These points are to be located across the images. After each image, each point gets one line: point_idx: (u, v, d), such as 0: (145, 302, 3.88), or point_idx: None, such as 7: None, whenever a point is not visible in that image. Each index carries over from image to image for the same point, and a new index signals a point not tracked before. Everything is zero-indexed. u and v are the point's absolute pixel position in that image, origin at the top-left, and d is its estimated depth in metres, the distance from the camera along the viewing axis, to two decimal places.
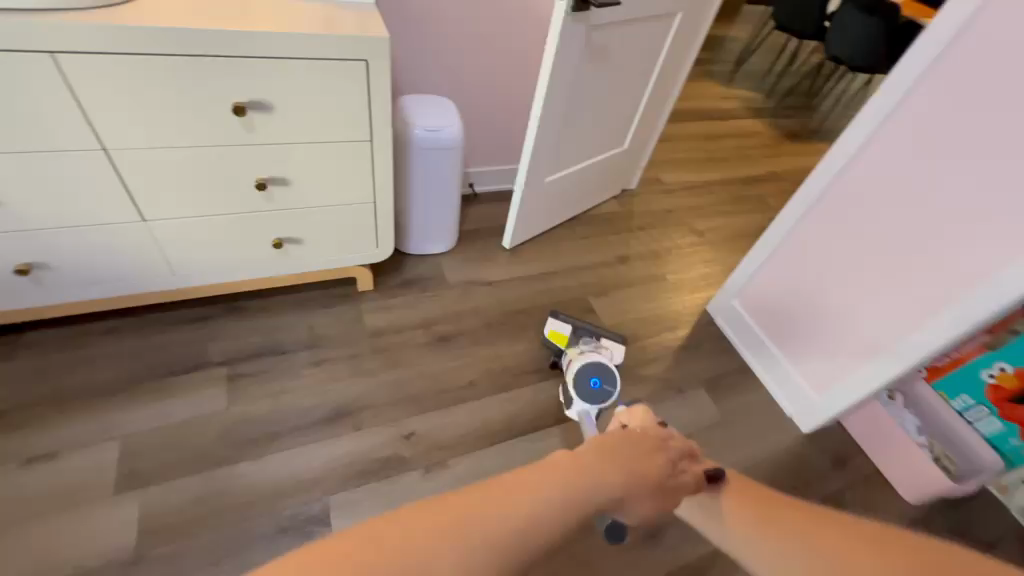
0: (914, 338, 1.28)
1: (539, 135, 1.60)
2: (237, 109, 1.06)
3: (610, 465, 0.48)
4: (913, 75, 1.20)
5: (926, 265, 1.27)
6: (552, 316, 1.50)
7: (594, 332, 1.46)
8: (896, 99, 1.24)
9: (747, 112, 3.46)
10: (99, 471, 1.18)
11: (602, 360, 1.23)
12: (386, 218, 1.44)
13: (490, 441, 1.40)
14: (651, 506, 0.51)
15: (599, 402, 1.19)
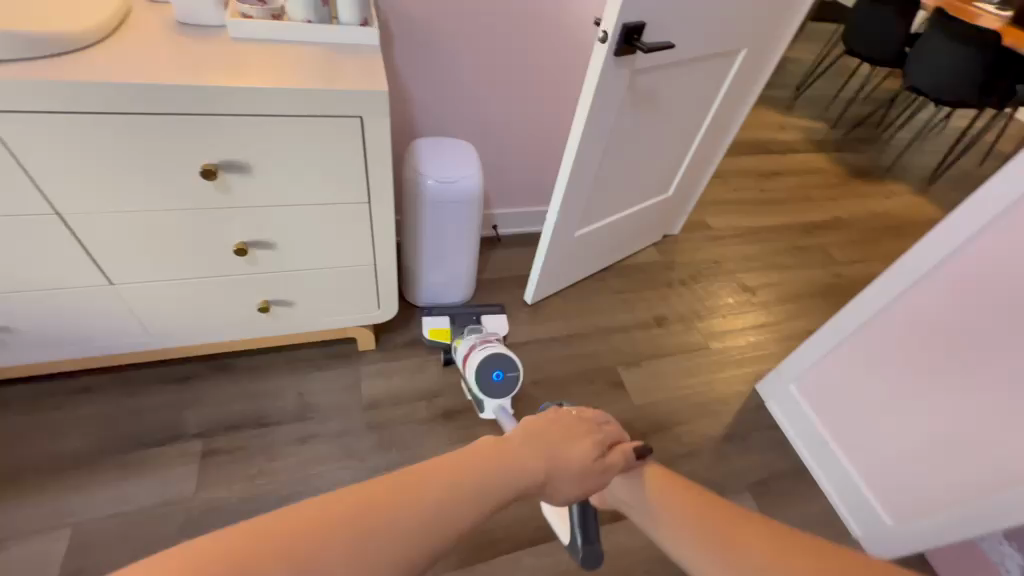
0: None
1: (570, 189, 1.38)
2: (207, 173, 0.90)
3: (539, 445, 0.54)
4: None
5: None
6: (427, 315, 1.55)
7: (469, 313, 1.58)
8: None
9: (809, 145, 3.12)
10: (44, 566, 1.05)
11: (502, 353, 1.29)
12: (387, 279, 1.26)
13: (491, 553, 1.20)
14: (576, 490, 0.56)
15: (505, 391, 1.30)
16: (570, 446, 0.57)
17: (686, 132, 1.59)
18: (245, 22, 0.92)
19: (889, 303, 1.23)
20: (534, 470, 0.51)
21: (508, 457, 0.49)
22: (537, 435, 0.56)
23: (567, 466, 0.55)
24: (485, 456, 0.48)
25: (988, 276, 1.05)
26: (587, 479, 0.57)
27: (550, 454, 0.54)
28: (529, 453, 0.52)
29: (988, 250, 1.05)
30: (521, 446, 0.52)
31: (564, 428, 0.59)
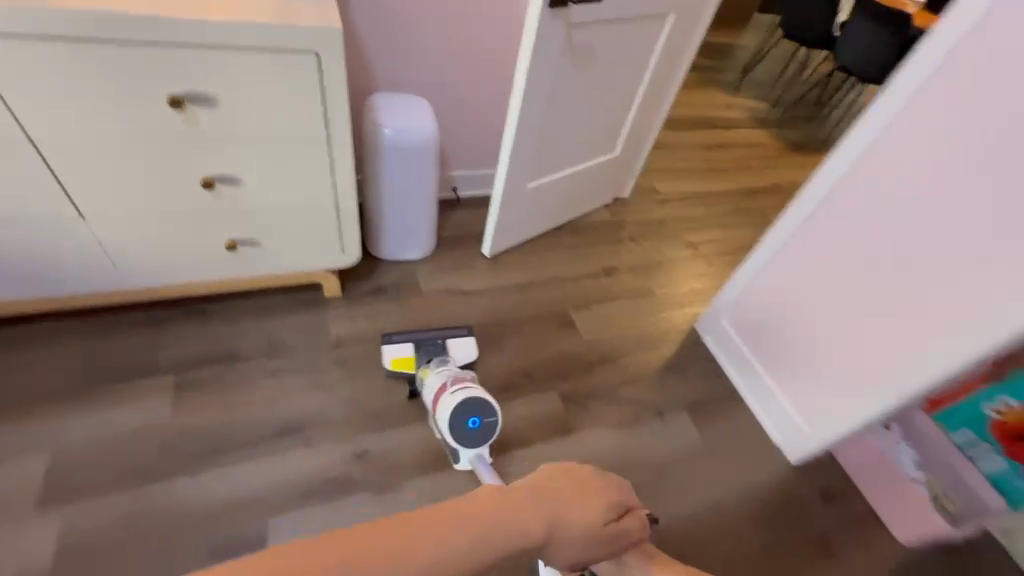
0: (916, 363, 1.20)
1: (518, 138, 1.51)
2: (174, 102, 0.99)
3: (546, 501, 0.55)
4: (917, 80, 1.09)
5: (926, 287, 1.17)
6: (388, 343, 1.40)
7: (436, 340, 1.44)
8: (891, 114, 1.15)
9: (753, 122, 3.35)
10: (25, 485, 1.11)
11: (478, 397, 1.21)
12: (349, 220, 1.36)
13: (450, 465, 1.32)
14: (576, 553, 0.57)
15: (483, 439, 1.22)
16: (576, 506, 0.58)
17: (625, 92, 1.75)
18: None
19: (796, 231, 1.42)
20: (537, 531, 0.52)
21: (515, 516, 0.51)
22: (547, 487, 0.58)
23: (571, 526, 0.56)
24: (489, 511, 0.49)
25: (869, 197, 1.24)
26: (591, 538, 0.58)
27: (555, 515, 0.55)
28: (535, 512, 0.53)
29: (867, 174, 1.23)
30: (528, 502, 0.54)
31: (574, 485, 0.60)
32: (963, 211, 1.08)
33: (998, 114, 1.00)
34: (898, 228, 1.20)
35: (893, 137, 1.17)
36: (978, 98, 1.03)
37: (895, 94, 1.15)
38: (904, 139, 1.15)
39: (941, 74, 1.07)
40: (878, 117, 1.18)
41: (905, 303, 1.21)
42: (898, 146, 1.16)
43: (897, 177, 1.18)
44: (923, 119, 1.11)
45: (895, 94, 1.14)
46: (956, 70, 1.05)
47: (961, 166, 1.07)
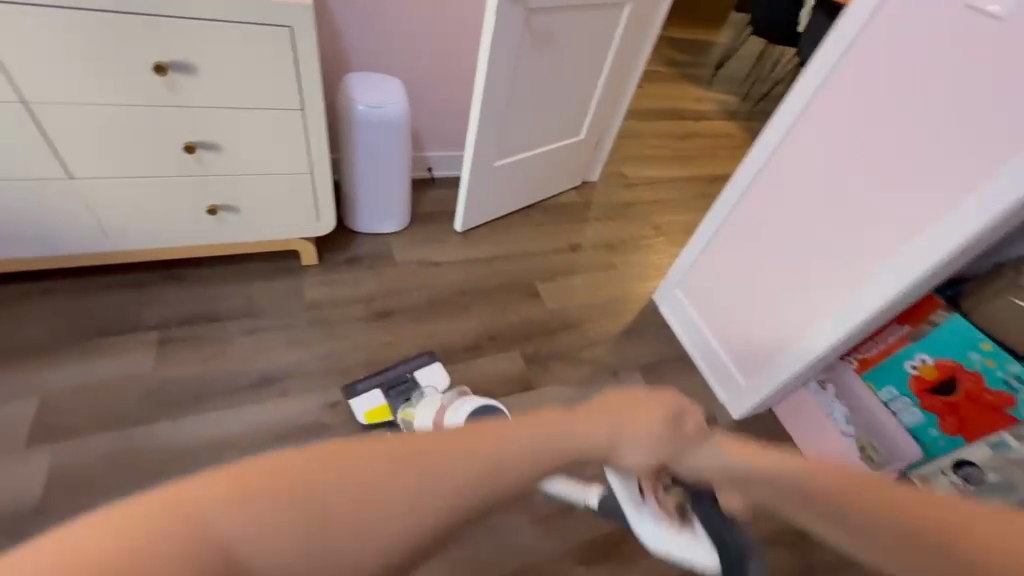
0: (837, 314, 1.34)
1: (484, 115, 1.61)
2: (158, 69, 1.08)
3: (609, 406, 0.47)
4: (829, 62, 1.25)
5: (844, 244, 1.32)
6: (355, 398, 1.39)
7: (403, 377, 1.46)
8: (811, 91, 1.30)
9: (722, 114, 3.50)
10: (14, 425, 1.19)
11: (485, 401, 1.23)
12: (323, 188, 1.46)
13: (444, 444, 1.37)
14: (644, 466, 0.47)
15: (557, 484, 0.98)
16: (654, 417, 0.48)
17: (588, 76, 1.87)
18: None
19: (739, 202, 1.57)
20: (592, 442, 0.44)
21: (568, 431, 0.42)
22: (613, 408, 0.47)
23: (649, 437, 0.47)
24: (511, 435, 0.39)
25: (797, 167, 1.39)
26: (676, 458, 0.49)
27: (619, 428, 0.46)
28: (599, 425, 0.45)
29: (794, 147, 1.39)
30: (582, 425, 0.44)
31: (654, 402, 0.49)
32: (869, 177, 1.24)
33: (894, 88, 1.16)
34: (820, 193, 1.35)
35: (813, 114, 1.32)
36: (877, 77, 1.18)
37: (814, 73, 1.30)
38: (823, 113, 1.30)
39: (849, 55, 1.22)
40: (802, 95, 1.33)
41: (827, 261, 1.36)
42: (817, 121, 1.32)
43: (819, 147, 1.33)
44: (836, 95, 1.26)
45: (814, 74, 1.29)
46: (859, 54, 1.20)
47: (869, 135, 1.22)
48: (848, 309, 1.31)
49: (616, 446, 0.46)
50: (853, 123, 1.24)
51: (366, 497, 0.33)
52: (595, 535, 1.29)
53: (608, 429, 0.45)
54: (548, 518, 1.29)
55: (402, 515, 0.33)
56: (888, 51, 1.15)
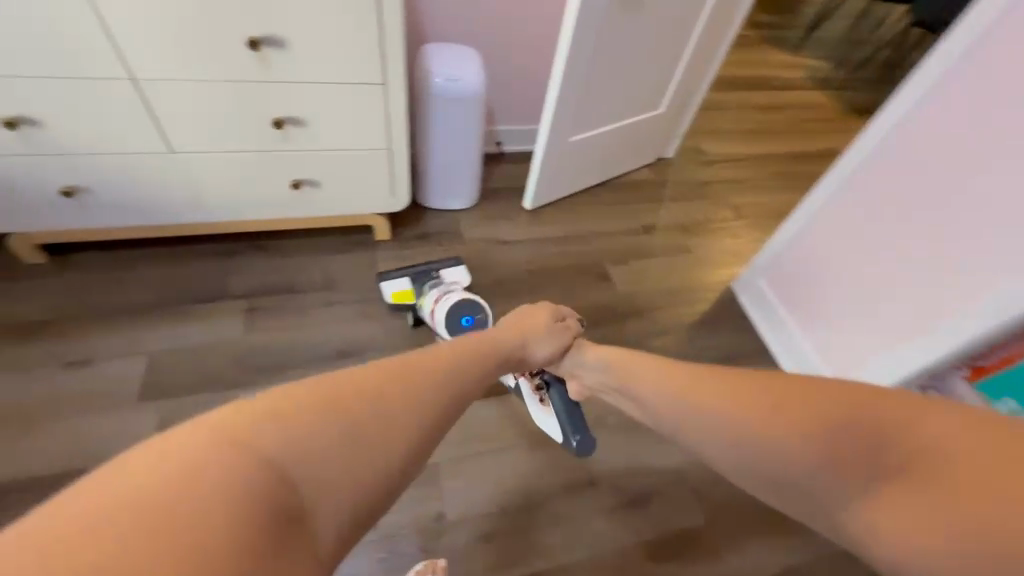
0: (951, 323, 1.21)
1: (564, 88, 1.54)
2: (252, 43, 1.09)
3: (526, 323, 1.04)
4: (967, 37, 1.11)
5: (962, 247, 1.18)
6: (384, 281, 1.50)
7: (430, 270, 1.54)
8: (942, 69, 1.16)
9: (814, 83, 3.18)
10: (126, 380, 1.30)
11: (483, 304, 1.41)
12: (400, 163, 1.45)
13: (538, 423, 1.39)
14: (548, 351, 1.04)
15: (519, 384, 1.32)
16: (548, 319, 1.07)
17: (675, 43, 1.74)
18: None
19: (836, 193, 1.42)
20: (510, 347, 0.94)
21: (453, 371, 0.76)
22: (527, 325, 1.03)
23: (545, 334, 1.04)
24: (429, 374, 0.71)
25: (920, 151, 1.23)
26: (562, 345, 1.07)
27: (526, 333, 1.01)
28: (494, 350, 0.90)
29: (920, 127, 1.23)
30: (481, 359, 0.84)
31: (545, 307, 1.12)
32: (1002, 172, 1.10)
33: None
34: (939, 186, 1.21)
35: (951, 90, 1.16)
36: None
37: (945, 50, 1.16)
38: (954, 95, 1.15)
39: (994, 30, 1.07)
40: (929, 73, 1.19)
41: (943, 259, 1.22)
42: (955, 97, 1.15)
43: (943, 134, 1.19)
44: (974, 73, 1.12)
45: (958, 42, 1.12)
46: (1004, 32, 1.06)
47: (1010, 121, 1.07)
48: (968, 318, 1.18)
49: (529, 345, 1.00)
50: (991, 107, 1.10)
51: (363, 414, 0.60)
52: (664, 530, 1.27)
53: (520, 337, 0.98)
54: (616, 508, 1.28)
55: (391, 417, 0.63)
56: None
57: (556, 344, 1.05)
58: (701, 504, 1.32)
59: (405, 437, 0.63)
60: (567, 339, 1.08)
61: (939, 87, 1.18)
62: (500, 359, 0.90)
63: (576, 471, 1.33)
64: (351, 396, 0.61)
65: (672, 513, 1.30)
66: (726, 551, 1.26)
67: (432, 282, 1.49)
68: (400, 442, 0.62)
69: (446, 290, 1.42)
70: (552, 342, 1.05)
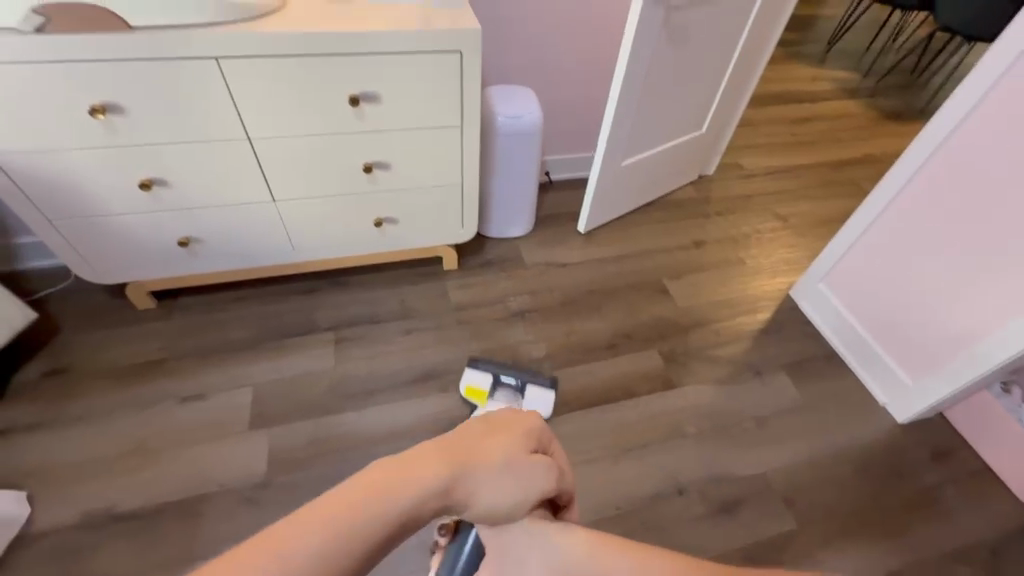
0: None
1: (616, 118, 1.65)
2: (352, 100, 1.23)
3: (440, 454, 0.41)
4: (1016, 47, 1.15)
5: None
6: (472, 368, 1.51)
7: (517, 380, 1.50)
8: (994, 77, 1.20)
9: (841, 93, 3.24)
10: (235, 410, 1.41)
11: None
12: (471, 196, 1.56)
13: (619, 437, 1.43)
14: (505, 501, 0.43)
15: None
16: (514, 449, 0.45)
17: (715, 69, 1.84)
18: None
19: (895, 199, 1.47)
20: (403, 522, 0.37)
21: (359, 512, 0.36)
22: (470, 446, 0.44)
23: (495, 472, 0.43)
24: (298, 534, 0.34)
25: (980, 152, 1.27)
26: (519, 503, 0.43)
27: (449, 478, 0.41)
28: (352, 525, 0.35)
29: (977, 129, 1.26)
30: (345, 522, 0.35)
31: (516, 427, 0.48)
32: None
33: None
34: (1001, 187, 1.24)
35: (1002, 95, 1.20)
36: None
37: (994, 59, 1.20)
38: (1006, 99, 1.19)
39: None
40: (980, 80, 1.23)
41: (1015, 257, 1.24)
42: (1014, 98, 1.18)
43: (1000, 137, 1.22)
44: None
45: (1011, 47, 1.16)
46: None
47: None
48: None
49: (464, 487, 0.42)
50: None
51: None
52: (755, 536, 1.29)
53: (442, 475, 0.40)
54: (706, 516, 1.30)
55: None
56: None
57: (512, 496, 0.43)
58: (791, 511, 1.34)
59: None
60: (548, 485, 0.45)
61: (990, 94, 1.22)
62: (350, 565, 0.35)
63: (660, 481, 1.36)
64: None
65: (761, 520, 1.31)
66: (823, 556, 1.27)
67: (505, 396, 1.46)
68: None
69: (510, 405, 1.39)
70: (514, 488, 0.43)
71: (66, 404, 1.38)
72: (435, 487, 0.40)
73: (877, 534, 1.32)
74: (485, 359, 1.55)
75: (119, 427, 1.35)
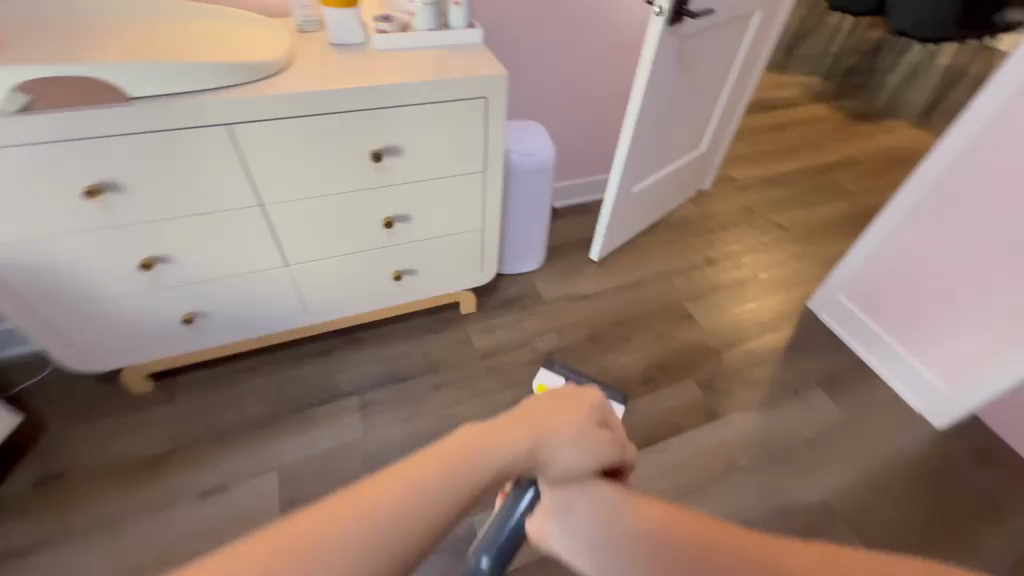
0: None
1: (631, 147, 1.62)
2: (374, 156, 1.14)
3: (524, 424, 0.47)
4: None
5: None
6: (546, 368, 1.56)
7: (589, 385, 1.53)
8: (1008, 93, 1.23)
9: (809, 97, 3.36)
10: (264, 499, 1.27)
11: None
12: (491, 240, 1.49)
13: (676, 479, 1.38)
14: (576, 470, 0.48)
15: None
16: (582, 421, 0.49)
17: (715, 90, 1.85)
18: (387, 36, 1.17)
19: (911, 210, 1.50)
20: (496, 475, 0.43)
21: (463, 462, 0.42)
22: (551, 414, 0.49)
23: (568, 441, 0.48)
24: (421, 478, 0.40)
25: (997, 162, 1.30)
26: (588, 471, 0.48)
27: (533, 438, 0.46)
28: (460, 473, 0.41)
29: (992, 140, 1.30)
30: (453, 468, 0.41)
31: (583, 399, 0.52)
32: None
33: None
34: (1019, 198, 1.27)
35: (1015, 111, 1.23)
36: None
37: (1005, 77, 1.23)
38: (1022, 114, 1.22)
39: None
40: (993, 97, 1.26)
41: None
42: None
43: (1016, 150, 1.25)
44: None
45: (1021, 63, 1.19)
46: None
47: None
48: None
49: (543, 452, 0.47)
50: None
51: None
52: None
53: (525, 440, 0.45)
54: None
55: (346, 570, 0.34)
56: None
57: (581, 461, 0.47)
58: (859, 536, 1.32)
59: None
60: (612, 459, 0.50)
61: (1004, 109, 1.25)
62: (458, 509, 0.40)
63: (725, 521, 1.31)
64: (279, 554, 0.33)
65: None
66: None
67: None
68: None
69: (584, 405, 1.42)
70: (581, 456, 0.48)
71: (66, 516, 1.22)
72: (520, 449, 0.45)
73: (943, 550, 1.31)
74: (558, 363, 1.60)
75: (132, 537, 1.19)
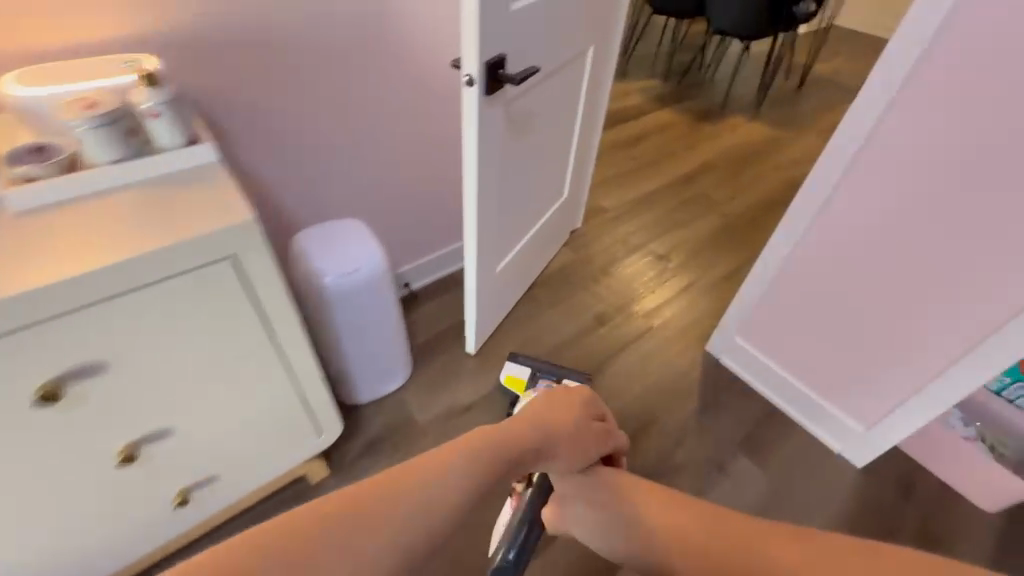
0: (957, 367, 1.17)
1: (479, 235, 1.30)
2: (46, 397, 0.70)
3: (534, 421, 0.66)
4: (878, 106, 1.06)
5: (936, 291, 1.15)
6: (512, 359, 1.53)
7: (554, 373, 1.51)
8: (864, 135, 1.10)
9: (654, 102, 3.36)
10: None
11: None
12: (322, 406, 1.09)
13: None
14: (573, 454, 0.68)
15: None
16: (577, 415, 0.72)
17: (563, 138, 1.61)
18: (32, 186, 0.71)
19: (790, 253, 1.38)
20: (529, 449, 0.62)
21: (511, 437, 0.61)
22: (559, 408, 0.71)
23: (565, 436, 0.68)
24: (490, 441, 0.58)
25: (863, 205, 1.19)
26: (583, 459, 0.71)
27: (549, 426, 0.67)
28: (509, 438, 0.60)
29: (852, 185, 1.18)
30: (506, 436, 0.60)
31: (575, 396, 0.75)
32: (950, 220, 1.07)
33: (968, 125, 0.97)
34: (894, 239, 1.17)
35: (873, 153, 1.12)
36: (941, 120, 1.00)
37: (856, 120, 1.11)
38: (880, 156, 1.11)
39: (904, 94, 1.03)
40: (849, 139, 1.13)
41: (914, 303, 1.20)
42: (882, 154, 1.11)
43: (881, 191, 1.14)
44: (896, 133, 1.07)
45: (868, 105, 1.07)
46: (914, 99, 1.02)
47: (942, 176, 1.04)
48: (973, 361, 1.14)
49: (553, 443, 0.66)
50: (921, 164, 1.06)
51: (431, 492, 0.48)
52: None
53: (541, 431, 0.65)
54: None
55: (458, 487, 0.50)
56: (954, 90, 0.97)
57: (580, 451, 0.69)
58: None
59: (454, 520, 0.48)
60: (597, 448, 0.73)
61: (861, 152, 1.13)
62: (511, 463, 0.58)
63: None
64: (420, 471, 0.49)
65: None
66: None
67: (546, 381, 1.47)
68: (452, 508, 0.48)
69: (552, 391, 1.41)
70: (579, 442, 0.69)
71: None
72: (539, 436, 0.64)
73: None
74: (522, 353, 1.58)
75: None
